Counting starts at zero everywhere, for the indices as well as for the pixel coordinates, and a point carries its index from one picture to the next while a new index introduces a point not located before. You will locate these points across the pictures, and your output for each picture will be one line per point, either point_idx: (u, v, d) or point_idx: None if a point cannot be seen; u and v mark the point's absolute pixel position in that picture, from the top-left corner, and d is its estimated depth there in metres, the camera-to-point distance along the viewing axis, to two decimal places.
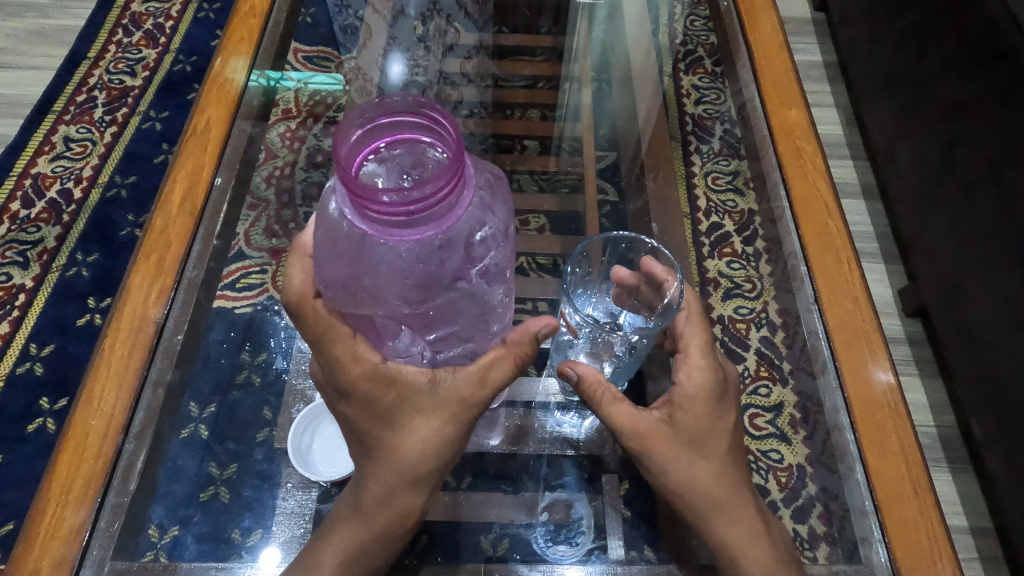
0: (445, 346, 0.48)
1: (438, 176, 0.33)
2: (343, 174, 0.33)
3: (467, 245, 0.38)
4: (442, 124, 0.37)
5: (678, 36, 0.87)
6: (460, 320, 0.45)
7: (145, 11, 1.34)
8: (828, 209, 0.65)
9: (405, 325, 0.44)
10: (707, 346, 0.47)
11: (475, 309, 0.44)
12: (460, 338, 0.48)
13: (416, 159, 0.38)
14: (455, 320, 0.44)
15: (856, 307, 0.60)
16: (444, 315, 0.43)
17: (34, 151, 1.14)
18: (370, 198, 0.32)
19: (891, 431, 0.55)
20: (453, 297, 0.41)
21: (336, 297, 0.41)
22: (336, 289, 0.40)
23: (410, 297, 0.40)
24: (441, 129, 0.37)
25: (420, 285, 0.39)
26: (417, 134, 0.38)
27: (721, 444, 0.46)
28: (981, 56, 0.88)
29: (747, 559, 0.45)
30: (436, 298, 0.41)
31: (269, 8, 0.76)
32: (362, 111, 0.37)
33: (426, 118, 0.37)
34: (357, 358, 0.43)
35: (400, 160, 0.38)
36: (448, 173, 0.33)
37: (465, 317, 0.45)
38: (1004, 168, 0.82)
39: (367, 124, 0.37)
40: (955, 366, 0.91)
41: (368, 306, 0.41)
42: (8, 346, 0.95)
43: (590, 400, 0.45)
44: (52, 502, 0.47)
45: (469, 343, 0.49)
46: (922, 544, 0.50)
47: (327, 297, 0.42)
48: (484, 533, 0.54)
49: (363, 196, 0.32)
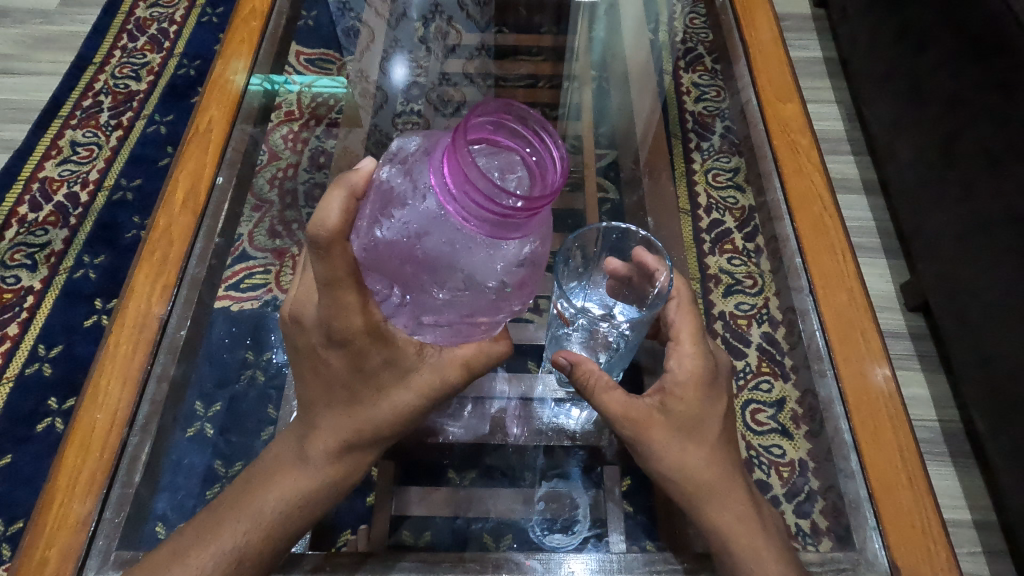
0: (435, 333, 0.46)
1: (545, 195, 0.34)
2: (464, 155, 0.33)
3: (514, 257, 0.38)
4: (548, 146, 0.37)
5: (678, 34, 0.87)
6: (473, 312, 0.43)
7: (150, 16, 1.36)
8: (822, 199, 0.66)
9: (419, 298, 0.42)
10: (699, 333, 0.48)
11: (492, 306, 0.43)
12: (453, 329, 0.46)
13: (505, 164, 0.39)
14: (465, 311, 0.43)
15: (851, 299, 0.60)
16: (457, 306, 0.42)
17: (41, 156, 1.16)
18: (478, 188, 0.33)
19: (885, 421, 0.55)
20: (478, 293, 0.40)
21: (364, 255, 0.40)
22: (373, 245, 0.39)
23: (442, 275, 0.39)
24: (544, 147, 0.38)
25: (452, 270, 0.39)
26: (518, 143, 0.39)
27: (713, 430, 0.46)
28: (978, 50, 0.88)
29: (738, 543, 0.45)
30: (461, 287, 0.40)
31: (269, 9, 0.77)
32: (485, 103, 0.37)
33: (534, 132, 0.38)
34: (354, 342, 0.42)
35: (494, 158, 0.39)
36: (548, 194, 0.34)
37: (480, 311, 0.43)
38: (1004, 161, 0.82)
39: (484, 114, 0.38)
40: (957, 358, 0.91)
41: (396, 275, 0.41)
42: (17, 348, 0.97)
43: (585, 388, 0.46)
44: (58, 494, 0.48)
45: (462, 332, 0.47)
46: (916, 530, 0.50)
47: (358, 252, 0.40)
48: (479, 523, 0.56)
49: (473, 185, 0.33)
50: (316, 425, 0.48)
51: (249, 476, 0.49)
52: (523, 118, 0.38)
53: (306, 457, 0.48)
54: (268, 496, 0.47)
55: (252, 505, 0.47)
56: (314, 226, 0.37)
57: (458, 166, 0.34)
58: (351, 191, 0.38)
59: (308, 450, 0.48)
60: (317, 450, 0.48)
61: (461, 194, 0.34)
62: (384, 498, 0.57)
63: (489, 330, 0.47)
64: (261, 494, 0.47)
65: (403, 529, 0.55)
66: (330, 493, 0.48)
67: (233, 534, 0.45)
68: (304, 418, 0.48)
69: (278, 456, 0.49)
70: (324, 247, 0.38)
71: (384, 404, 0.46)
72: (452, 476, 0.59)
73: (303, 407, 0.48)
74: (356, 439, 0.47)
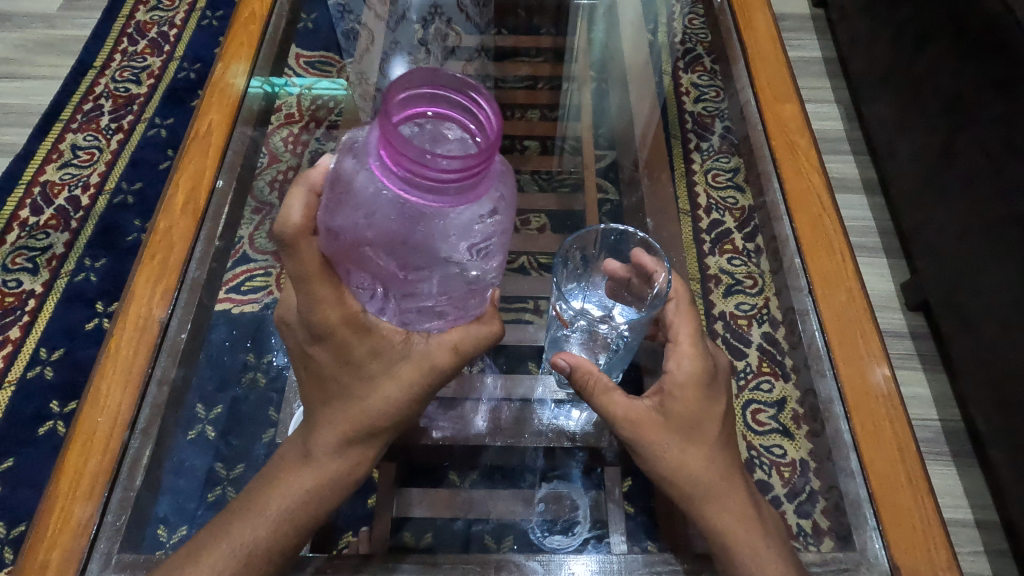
0: (417, 317, 0.46)
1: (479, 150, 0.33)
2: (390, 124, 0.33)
3: (471, 228, 0.37)
4: (485, 109, 0.37)
5: (677, 34, 0.87)
6: (450, 293, 0.43)
7: (150, 20, 1.36)
8: (821, 200, 0.66)
9: (393, 283, 0.42)
10: (698, 334, 0.48)
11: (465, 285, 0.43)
12: (435, 313, 0.46)
13: (446, 136, 0.38)
14: (441, 293, 0.43)
15: (850, 298, 0.61)
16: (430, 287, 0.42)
17: (42, 160, 1.16)
18: (413, 153, 0.32)
19: (885, 421, 0.55)
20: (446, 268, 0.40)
21: (329, 249, 0.40)
22: (337, 236, 0.39)
23: (408, 256, 0.39)
24: (482, 113, 0.38)
25: (417, 249, 0.38)
26: (456, 113, 0.38)
27: (711, 431, 0.47)
28: (976, 48, 0.88)
29: (737, 544, 0.45)
30: (428, 265, 0.40)
31: (268, 12, 0.77)
32: (412, 77, 0.37)
33: (470, 99, 0.38)
34: (335, 335, 0.44)
35: (434, 132, 0.38)
36: (487, 149, 0.33)
37: (453, 291, 0.43)
38: (1004, 160, 0.82)
39: (415, 88, 0.37)
40: (957, 357, 0.91)
41: (368, 264, 0.41)
42: (19, 352, 0.97)
43: (584, 389, 0.47)
44: (61, 498, 0.48)
45: (444, 318, 0.46)
46: (916, 530, 0.50)
47: (323, 246, 0.40)
48: (479, 525, 0.56)
49: (408, 151, 0.32)
50: (318, 424, 0.48)
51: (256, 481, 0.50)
52: (454, 88, 0.38)
53: (306, 457, 0.48)
54: (270, 497, 0.47)
55: (255, 506, 0.47)
56: (280, 223, 0.41)
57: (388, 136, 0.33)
58: (310, 190, 0.42)
59: (308, 450, 0.48)
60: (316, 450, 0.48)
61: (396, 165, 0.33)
62: (386, 498, 0.57)
63: (469, 314, 0.47)
64: (264, 495, 0.47)
65: (404, 530, 0.55)
66: (335, 494, 0.48)
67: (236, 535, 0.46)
68: (309, 416, 0.49)
69: (284, 455, 0.50)
70: (289, 240, 0.41)
71: (382, 405, 0.47)
72: (452, 477, 0.59)
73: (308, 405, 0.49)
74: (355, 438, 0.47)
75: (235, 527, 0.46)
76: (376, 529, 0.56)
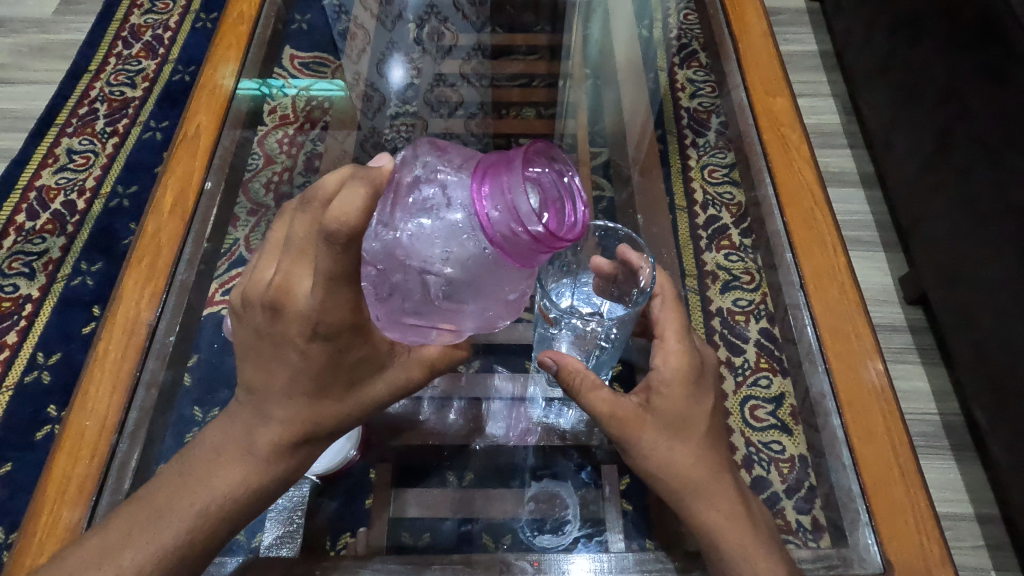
0: (413, 333, 0.46)
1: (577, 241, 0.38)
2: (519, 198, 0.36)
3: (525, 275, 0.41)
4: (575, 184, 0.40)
5: (672, 30, 0.86)
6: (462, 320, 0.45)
7: (144, 23, 1.36)
8: (813, 193, 0.66)
9: (421, 306, 0.43)
10: (684, 331, 0.48)
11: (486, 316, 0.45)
12: (432, 332, 0.46)
13: None
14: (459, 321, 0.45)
15: (842, 292, 0.60)
16: (451, 313, 0.44)
17: (38, 164, 1.16)
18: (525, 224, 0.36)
19: (878, 415, 0.55)
20: (480, 305, 0.43)
21: (374, 258, 0.41)
22: (392, 252, 0.40)
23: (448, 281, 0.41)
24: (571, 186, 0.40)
25: (466, 284, 0.41)
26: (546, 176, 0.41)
27: (699, 428, 0.46)
28: (970, 40, 0.88)
29: (726, 541, 0.45)
30: (464, 298, 0.42)
31: (258, 12, 0.77)
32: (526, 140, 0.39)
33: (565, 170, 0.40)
34: None
35: None
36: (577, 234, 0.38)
37: (469, 319, 0.45)
38: (1000, 151, 0.82)
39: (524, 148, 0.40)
40: (956, 351, 0.91)
41: (402, 280, 0.41)
42: (16, 356, 0.97)
43: (571, 387, 0.47)
44: (48, 502, 0.48)
45: (436, 337, 0.47)
46: (910, 526, 0.50)
47: (374, 256, 0.40)
48: (469, 524, 0.55)
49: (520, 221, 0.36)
50: (282, 416, 0.45)
51: (193, 465, 0.46)
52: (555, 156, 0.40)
53: (273, 449, 0.45)
54: (230, 485, 0.45)
55: (212, 498, 0.44)
56: (334, 221, 0.33)
57: (514, 209, 0.36)
58: (375, 191, 0.34)
59: (270, 442, 0.45)
60: (283, 442, 0.45)
61: (505, 233, 0.37)
62: (382, 499, 0.57)
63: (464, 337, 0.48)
64: (219, 485, 0.45)
65: (403, 530, 0.55)
66: None
67: (190, 530, 0.43)
68: (260, 405, 0.45)
69: (227, 443, 0.46)
70: (343, 247, 0.34)
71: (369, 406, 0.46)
72: (451, 478, 0.58)
73: (258, 390, 0.45)
74: (318, 426, 0.46)
75: (178, 522, 0.43)
76: (372, 530, 0.54)
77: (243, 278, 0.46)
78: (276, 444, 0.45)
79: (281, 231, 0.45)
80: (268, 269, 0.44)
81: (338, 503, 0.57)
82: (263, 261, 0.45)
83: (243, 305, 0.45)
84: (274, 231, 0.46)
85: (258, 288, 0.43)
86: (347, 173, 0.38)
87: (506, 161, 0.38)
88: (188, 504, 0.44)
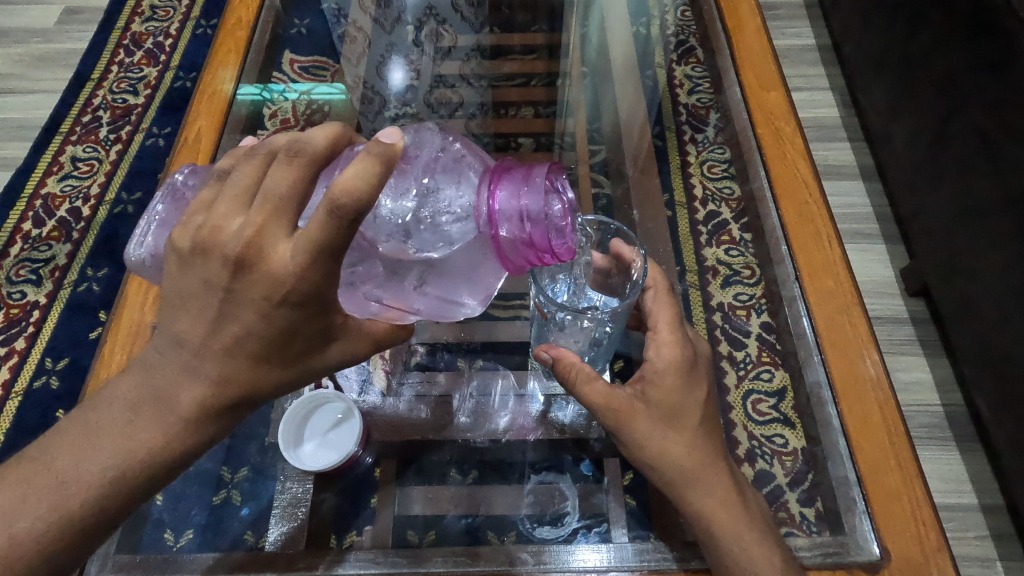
0: (355, 305, 0.45)
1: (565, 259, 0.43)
2: (535, 205, 0.40)
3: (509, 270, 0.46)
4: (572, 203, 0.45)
5: (670, 27, 0.87)
6: (427, 300, 0.46)
7: (145, 30, 1.37)
8: (808, 186, 0.67)
9: (389, 286, 0.44)
10: (676, 323, 0.50)
11: (451, 303, 0.47)
12: (381, 307, 0.46)
13: None
14: (423, 301, 0.46)
15: (837, 284, 0.61)
16: (424, 291, 0.45)
17: (43, 172, 1.18)
18: (537, 241, 0.41)
19: (873, 403, 0.56)
20: (448, 290, 0.45)
21: (372, 229, 0.42)
22: (386, 224, 0.42)
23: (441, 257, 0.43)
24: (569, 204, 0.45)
25: (451, 267, 0.44)
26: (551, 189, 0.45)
27: (692, 418, 0.48)
28: (967, 30, 0.88)
29: (722, 529, 0.46)
30: (436, 283, 0.44)
31: (255, 18, 0.79)
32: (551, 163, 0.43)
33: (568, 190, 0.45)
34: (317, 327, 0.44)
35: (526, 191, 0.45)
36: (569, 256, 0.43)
37: (431, 300, 0.46)
38: (999, 141, 0.82)
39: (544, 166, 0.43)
40: (957, 341, 0.91)
41: (388, 253, 0.42)
42: (25, 362, 0.98)
43: (566, 379, 0.48)
44: None
45: (376, 312, 0.46)
46: (905, 512, 0.51)
47: (365, 223, 0.42)
48: (471, 518, 0.56)
49: (536, 238, 0.41)
50: (215, 374, 0.39)
51: (105, 425, 0.40)
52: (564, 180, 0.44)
53: None
54: (148, 451, 0.40)
55: (127, 463, 0.40)
56: (343, 195, 0.32)
57: (530, 220, 0.41)
58: (387, 167, 0.33)
59: (197, 402, 0.40)
60: (216, 406, 0.40)
61: (507, 233, 0.41)
62: (388, 497, 0.57)
63: (408, 314, 0.48)
64: (134, 449, 0.40)
65: (408, 529, 0.55)
66: None
67: None
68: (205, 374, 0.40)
69: (145, 399, 0.40)
70: (347, 224, 0.33)
71: None
72: (455, 476, 0.59)
73: (196, 344, 0.39)
74: (258, 389, 0.41)
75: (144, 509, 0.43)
76: (379, 527, 0.55)
77: (190, 220, 0.38)
78: (205, 404, 0.40)
79: (249, 178, 0.37)
80: (235, 218, 0.37)
81: (339, 497, 0.57)
82: (225, 204, 0.37)
83: (199, 256, 0.37)
84: (241, 170, 0.37)
85: (223, 242, 0.36)
86: (337, 130, 0.36)
87: (522, 168, 0.42)
88: (99, 468, 0.39)
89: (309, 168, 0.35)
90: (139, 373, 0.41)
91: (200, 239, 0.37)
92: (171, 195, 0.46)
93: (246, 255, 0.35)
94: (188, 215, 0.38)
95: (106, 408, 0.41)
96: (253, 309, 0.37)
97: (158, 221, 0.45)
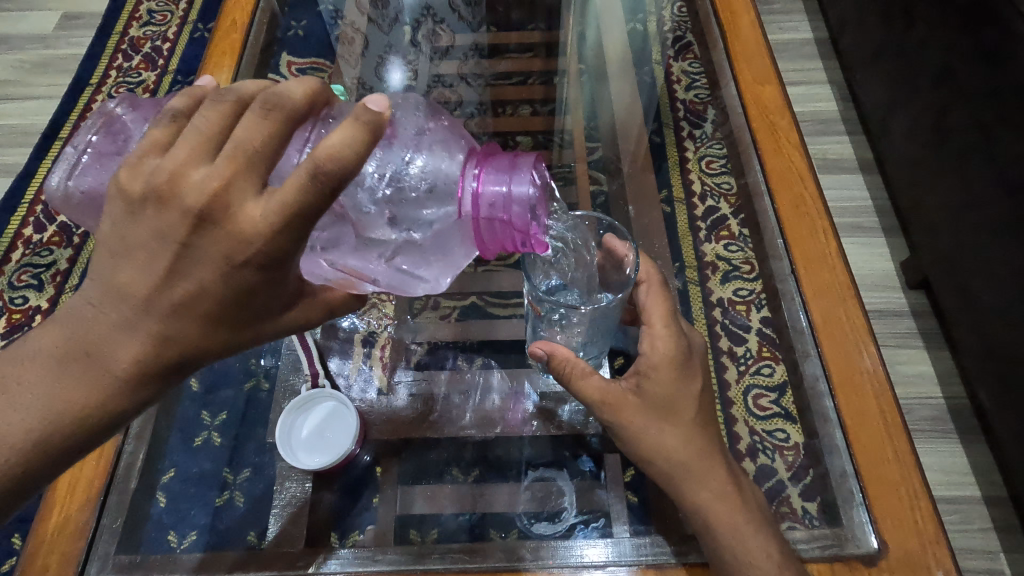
0: (314, 266, 0.45)
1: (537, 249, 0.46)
2: (521, 192, 0.42)
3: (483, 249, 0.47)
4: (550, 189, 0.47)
5: (666, 24, 0.87)
6: (388, 273, 0.46)
7: (144, 35, 1.38)
8: (802, 178, 0.67)
9: (356, 255, 0.44)
10: (671, 316, 0.51)
11: (413, 278, 0.47)
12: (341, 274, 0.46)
13: None
14: (384, 273, 0.46)
15: (834, 277, 0.61)
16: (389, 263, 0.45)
17: (43, 178, 1.18)
18: (518, 225, 0.43)
19: (871, 397, 0.56)
20: (417, 264, 0.46)
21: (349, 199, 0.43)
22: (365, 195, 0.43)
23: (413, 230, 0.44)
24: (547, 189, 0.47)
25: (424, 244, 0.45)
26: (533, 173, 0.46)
27: (686, 409, 0.49)
28: (963, 20, 0.88)
29: (718, 519, 0.47)
30: (406, 258, 0.45)
31: (249, 19, 0.81)
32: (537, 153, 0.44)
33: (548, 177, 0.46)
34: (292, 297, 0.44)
35: None
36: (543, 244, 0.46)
37: (394, 273, 0.46)
38: (995, 131, 0.82)
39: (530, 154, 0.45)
40: (957, 332, 0.91)
41: (362, 222, 0.43)
42: None
43: (562, 374, 0.48)
44: (57, 506, 0.52)
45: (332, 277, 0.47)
46: (903, 503, 0.51)
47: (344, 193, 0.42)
48: (471, 516, 0.56)
49: (517, 223, 0.43)
50: (181, 343, 0.37)
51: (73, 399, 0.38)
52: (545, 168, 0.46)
53: None
54: None
55: None
56: (327, 159, 0.33)
57: (512, 206, 0.42)
58: (373, 136, 0.34)
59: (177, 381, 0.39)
60: None
61: (489, 215, 0.43)
62: (389, 496, 0.57)
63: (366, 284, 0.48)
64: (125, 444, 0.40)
65: (409, 527, 0.55)
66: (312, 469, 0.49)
67: None
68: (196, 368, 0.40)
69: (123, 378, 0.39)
70: (330, 190, 0.33)
71: None
72: (456, 474, 0.58)
73: (162, 309, 0.36)
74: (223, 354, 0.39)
75: None
76: (380, 526, 0.55)
77: (140, 162, 0.36)
78: None
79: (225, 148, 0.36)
80: (197, 166, 0.35)
81: (339, 497, 0.57)
82: (185, 150, 0.35)
83: (152, 204, 0.35)
84: (204, 116, 0.36)
85: (183, 190, 0.34)
86: (314, 86, 0.36)
87: (508, 156, 0.44)
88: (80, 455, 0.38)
89: (284, 124, 0.35)
90: (80, 329, 0.37)
91: (155, 184, 0.35)
92: (105, 125, 0.46)
93: (213, 209, 0.34)
94: (135, 156, 0.36)
95: (36, 367, 0.37)
96: (229, 276, 0.36)
97: (89, 153, 0.44)
